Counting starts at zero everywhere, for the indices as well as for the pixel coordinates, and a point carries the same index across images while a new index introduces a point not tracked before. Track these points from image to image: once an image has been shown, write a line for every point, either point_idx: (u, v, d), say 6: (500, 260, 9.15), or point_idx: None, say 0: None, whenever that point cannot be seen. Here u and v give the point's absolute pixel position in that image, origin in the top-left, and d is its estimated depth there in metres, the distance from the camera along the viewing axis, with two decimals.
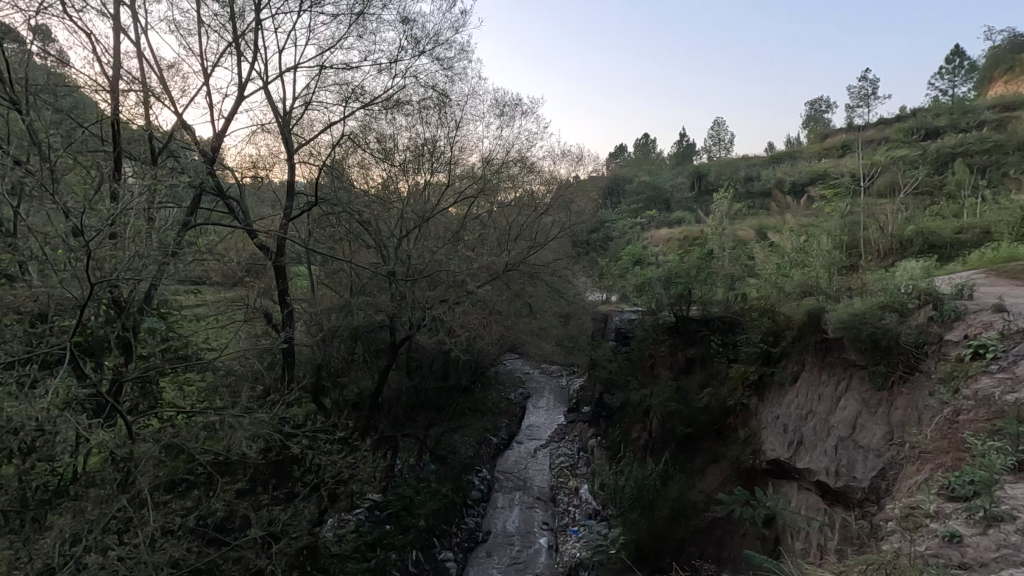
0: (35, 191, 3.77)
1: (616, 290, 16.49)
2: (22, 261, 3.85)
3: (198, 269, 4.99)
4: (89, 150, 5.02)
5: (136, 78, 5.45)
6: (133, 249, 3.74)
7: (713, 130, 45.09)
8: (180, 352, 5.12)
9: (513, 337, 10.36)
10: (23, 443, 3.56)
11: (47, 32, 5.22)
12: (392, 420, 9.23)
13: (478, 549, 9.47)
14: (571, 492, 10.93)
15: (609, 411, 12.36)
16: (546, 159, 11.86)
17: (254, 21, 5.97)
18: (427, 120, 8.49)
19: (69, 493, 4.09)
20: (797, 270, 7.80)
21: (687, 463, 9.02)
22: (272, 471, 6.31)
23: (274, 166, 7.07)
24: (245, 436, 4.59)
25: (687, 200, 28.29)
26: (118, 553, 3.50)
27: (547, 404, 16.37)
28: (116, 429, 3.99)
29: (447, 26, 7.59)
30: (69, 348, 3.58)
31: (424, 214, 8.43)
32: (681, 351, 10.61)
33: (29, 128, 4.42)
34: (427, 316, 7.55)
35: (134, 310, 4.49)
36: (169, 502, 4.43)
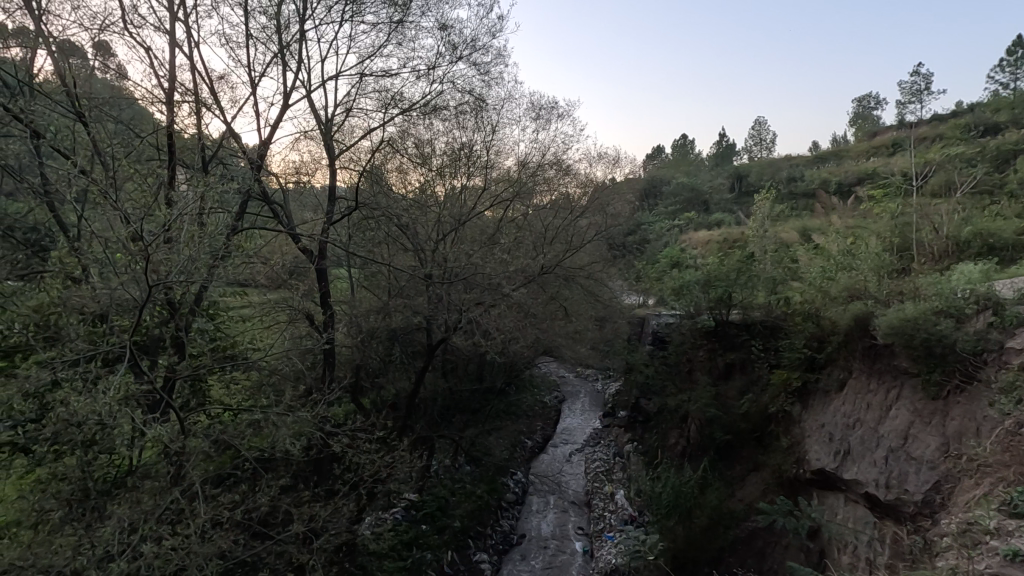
0: (99, 199, 4.02)
1: (653, 293, 16.25)
2: (86, 265, 4.09)
3: (245, 272, 5.19)
4: (145, 160, 5.29)
5: (189, 90, 5.73)
6: (187, 253, 3.92)
7: (754, 130, 43.89)
8: (228, 352, 5.34)
9: (548, 341, 10.35)
10: (86, 436, 3.79)
11: (108, 48, 5.56)
12: (428, 421, 9.36)
13: (513, 551, 9.46)
14: (607, 497, 10.82)
15: (645, 416, 12.18)
16: (582, 162, 11.80)
17: (299, 32, 6.17)
18: (464, 124, 8.58)
19: (126, 485, 4.31)
20: (843, 274, 7.54)
21: (727, 470, 8.80)
22: (313, 469, 6.49)
23: (316, 172, 7.28)
24: (289, 434, 4.74)
25: (727, 201, 27.67)
26: (172, 543, 3.69)
27: (582, 407, 16.28)
28: (171, 424, 4.19)
29: (485, 32, 7.66)
30: (129, 347, 3.79)
31: (460, 217, 8.52)
32: (720, 356, 10.37)
33: (92, 139, 4.69)
34: (463, 319, 7.62)
35: (186, 311, 4.70)
36: (219, 496, 4.62)
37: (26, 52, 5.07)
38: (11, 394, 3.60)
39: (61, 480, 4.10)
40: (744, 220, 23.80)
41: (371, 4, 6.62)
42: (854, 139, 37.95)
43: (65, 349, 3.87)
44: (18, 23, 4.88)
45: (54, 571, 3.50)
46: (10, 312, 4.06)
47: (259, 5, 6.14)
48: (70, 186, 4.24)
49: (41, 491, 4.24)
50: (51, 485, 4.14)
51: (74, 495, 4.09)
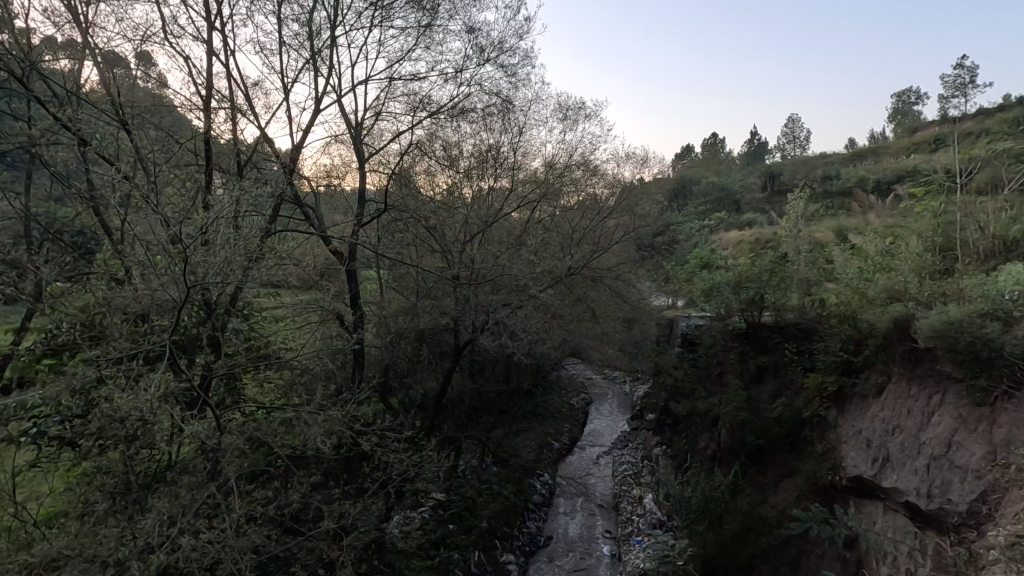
0: (142, 203, 4.18)
1: (682, 294, 16.01)
2: (129, 267, 4.27)
3: (278, 274, 5.32)
4: (184, 165, 5.49)
5: (225, 97, 5.92)
6: (223, 255, 4.05)
7: (786, 127, 42.85)
8: (262, 351, 5.48)
9: (576, 342, 10.30)
10: (127, 432, 3.94)
11: (150, 58, 5.79)
12: (455, 421, 9.41)
13: (540, 553, 9.44)
14: (635, 501, 10.70)
15: (675, 419, 11.99)
16: (610, 162, 11.71)
17: (330, 39, 6.31)
18: (491, 126, 8.62)
19: (165, 479, 4.47)
20: (881, 274, 7.30)
21: (759, 476, 8.60)
22: (343, 467, 6.61)
23: (347, 175, 7.42)
24: (319, 432, 4.84)
25: (759, 200, 27.11)
26: (209, 537, 3.80)
27: (610, 410, 16.15)
28: (207, 420, 4.32)
29: (512, 33, 7.69)
30: (168, 346, 3.93)
31: (487, 219, 8.55)
32: (751, 359, 10.15)
33: (135, 146, 4.89)
34: (490, 320, 7.64)
35: (221, 311, 4.84)
36: (253, 492, 4.74)
37: (74, 63, 5.32)
38: (60, 389, 3.78)
39: (105, 472, 4.28)
40: (776, 220, 23.27)
41: (399, 9, 6.72)
42: (893, 136, 36.71)
43: (108, 347, 4.04)
44: (66, 36, 5.13)
45: (100, 560, 3.66)
46: (58, 312, 4.26)
47: (292, 13, 6.30)
48: (114, 190, 4.43)
49: (87, 484, 4.43)
50: (96, 478, 4.34)
51: (117, 488, 4.26)
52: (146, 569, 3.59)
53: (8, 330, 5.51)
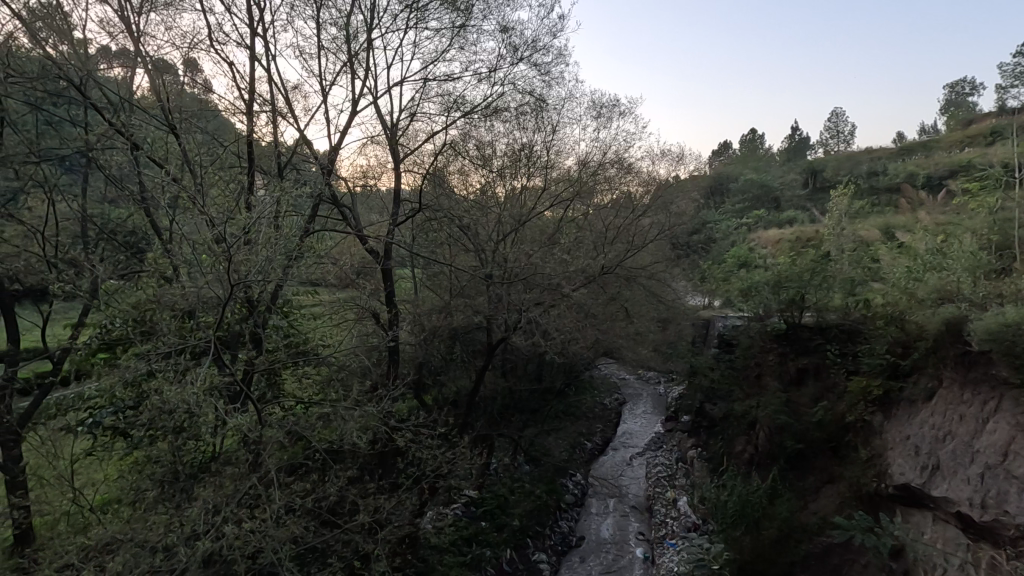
0: (189, 204, 4.37)
1: (719, 294, 15.67)
2: (177, 265, 4.47)
3: (316, 272, 5.47)
4: (227, 168, 5.70)
5: (266, 100, 6.12)
6: (265, 254, 4.19)
7: (830, 122, 41.35)
8: (301, 348, 5.64)
9: (609, 342, 10.21)
10: (174, 423, 4.12)
11: (197, 64, 6.03)
12: (488, 420, 9.47)
13: (572, 553, 9.40)
14: (669, 503, 10.53)
15: (710, 421, 11.75)
16: (645, 159, 11.55)
17: (366, 42, 6.43)
18: (524, 125, 8.62)
19: (210, 470, 4.65)
20: (932, 274, 6.99)
21: (799, 481, 8.35)
22: (378, 462, 6.73)
23: (382, 175, 7.55)
24: (355, 427, 4.94)
25: (800, 198, 26.25)
26: (251, 527, 3.94)
27: (643, 411, 15.94)
28: (249, 414, 4.47)
29: (545, 32, 7.68)
30: (212, 342, 4.09)
31: (520, 218, 8.55)
32: (792, 361, 9.85)
33: (182, 150, 5.11)
34: (523, 319, 7.65)
35: (263, 309, 5.00)
36: (292, 484, 4.88)
37: (127, 71, 5.61)
38: (114, 381, 3.98)
39: (155, 462, 4.48)
40: (818, 218, 22.51)
41: (433, 11, 6.79)
42: (946, 128, 35.00)
43: (157, 342, 4.23)
44: (120, 45, 5.41)
45: (150, 545, 3.84)
46: (113, 309, 4.48)
47: (330, 17, 6.44)
48: (164, 192, 4.64)
49: (138, 472, 4.66)
50: (147, 467, 4.55)
51: (166, 477, 4.46)
52: (192, 555, 3.75)
53: (67, 325, 5.85)
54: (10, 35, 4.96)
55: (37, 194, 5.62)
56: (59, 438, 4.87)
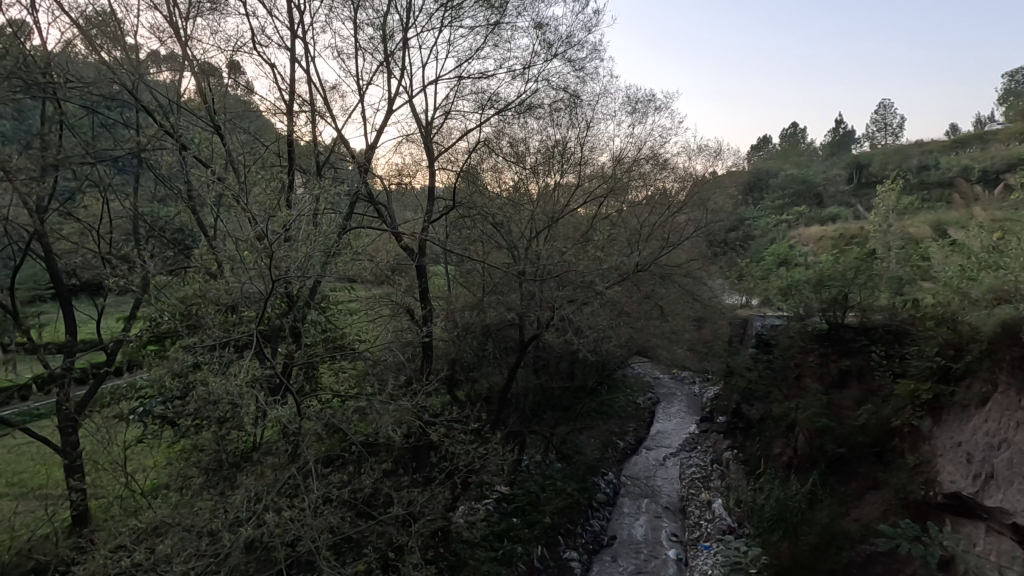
0: (233, 202, 4.53)
1: (757, 292, 15.26)
2: (222, 261, 4.64)
3: (352, 269, 5.58)
4: (269, 167, 5.88)
5: (306, 100, 6.29)
6: (305, 251, 4.32)
7: (877, 113, 39.65)
8: (338, 342, 5.77)
9: (642, 341, 10.08)
10: (219, 414, 4.28)
11: (240, 67, 6.25)
12: (520, 416, 9.49)
13: (604, 552, 9.35)
14: (703, 505, 10.35)
15: (747, 422, 11.47)
16: (681, 154, 11.33)
17: (402, 42, 6.52)
18: (558, 122, 8.58)
19: (252, 459, 4.82)
20: (987, 273, 6.66)
21: (840, 486, 8.07)
22: (412, 455, 6.83)
23: (417, 173, 7.64)
24: (390, 421, 5.04)
25: (845, 193, 25.28)
26: (291, 515, 4.06)
27: (677, 411, 15.68)
28: (289, 406, 4.60)
29: (580, 28, 7.61)
30: (255, 336, 4.24)
31: (553, 215, 8.52)
32: (834, 362, 9.54)
33: (226, 150, 5.30)
34: (556, 316, 7.63)
35: (302, 304, 5.14)
36: (329, 475, 5.00)
37: (174, 74, 5.83)
38: (163, 372, 4.17)
39: (200, 450, 4.67)
40: (863, 213, 21.64)
41: (469, 9, 6.83)
42: (1004, 119, 33.16)
43: (203, 335, 4.40)
44: (169, 50, 5.66)
45: (196, 529, 4.00)
46: (162, 303, 4.69)
47: (367, 17, 6.55)
48: (209, 191, 4.83)
49: (185, 460, 4.87)
50: (193, 455, 4.74)
51: (210, 465, 4.64)
52: (236, 541, 3.89)
53: (120, 318, 6.16)
54: (69, 42, 5.24)
55: (93, 193, 5.92)
56: (113, 425, 5.13)
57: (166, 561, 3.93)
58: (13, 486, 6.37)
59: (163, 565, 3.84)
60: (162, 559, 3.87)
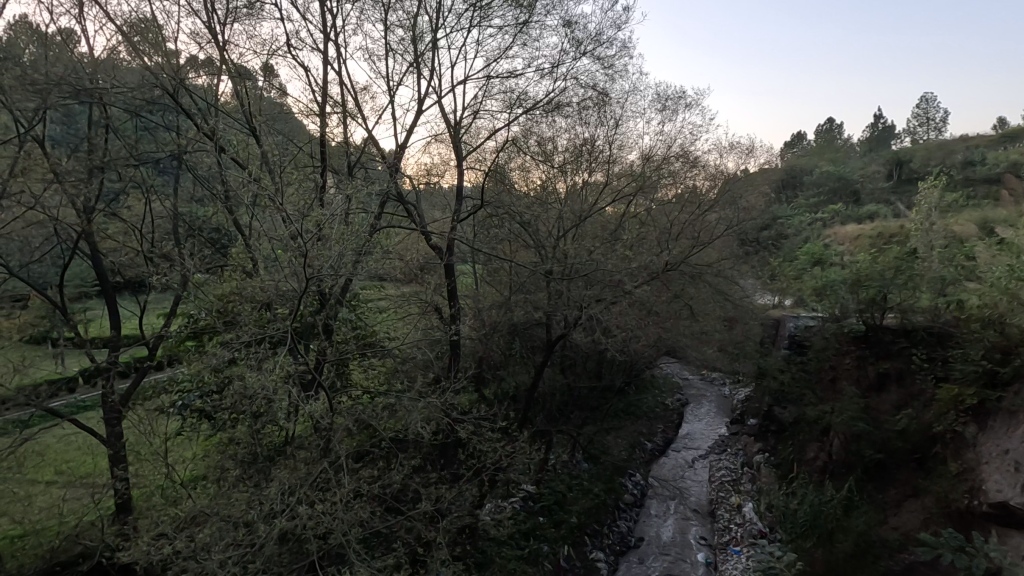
0: (269, 203, 4.65)
1: (791, 293, 14.90)
2: (257, 260, 4.77)
3: (382, 267, 5.66)
4: (302, 167, 6.01)
5: (338, 102, 6.41)
6: (337, 250, 4.42)
7: (919, 107, 38.18)
8: (368, 340, 5.87)
9: (671, 341, 9.97)
10: (254, 408, 4.41)
11: (274, 70, 6.41)
12: (547, 416, 9.48)
13: (631, 553, 9.27)
14: (733, 509, 10.16)
15: (779, 425, 11.22)
16: (712, 152, 11.14)
17: (432, 42, 6.58)
18: (587, 120, 8.54)
19: (285, 453, 4.94)
20: None
21: (878, 493, 7.83)
22: (440, 452, 6.89)
23: (446, 173, 7.71)
24: (419, 417, 5.11)
25: (884, 190, 24.45)
26: (323, 508, 4.14)
27: (707, 413, 15.41)
28: (321, 402, 4.70)
29: (609, 24, 7.55)
30: (289, 333, 4.35)
31: (581, 213, 8.48)
32: (871, 365, 9.25)
33: (261, 151, 5.45)
34: (583, 315, 7.60)
35: (334, 302, 5.25)
36: (360, 470, 5.09)
37: (211, 78, 6.02)
38: (202, 367, 4.32)
39: (237, 443, 4.82)
40: (904, 212, 20.90)
41: (498, 9, 6.85)
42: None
43: (239, 332, 4.52)
44: (207, 55, 5.86)
45: (233, 520, 4.12)
46: (201, 300, 4.85)
47: (398, 19, 6.63)
48: (246, 191, 4.97)
49: (222, 453, 5.02)
50: (230, 448, 4.89)
51: (246, 458, 4.78)
52: (271, 532, 4.00)
53: (160, 314, 6.39)
54: (113, 49, 5.48)
55: (136, 194, 6.16)
56: (154, 417, 5.33)
57: (204, 549, 4.06)
58: (63, 474, 6.69)
59: (202, 553, 3.97)
60: (200, 548, 4.00)
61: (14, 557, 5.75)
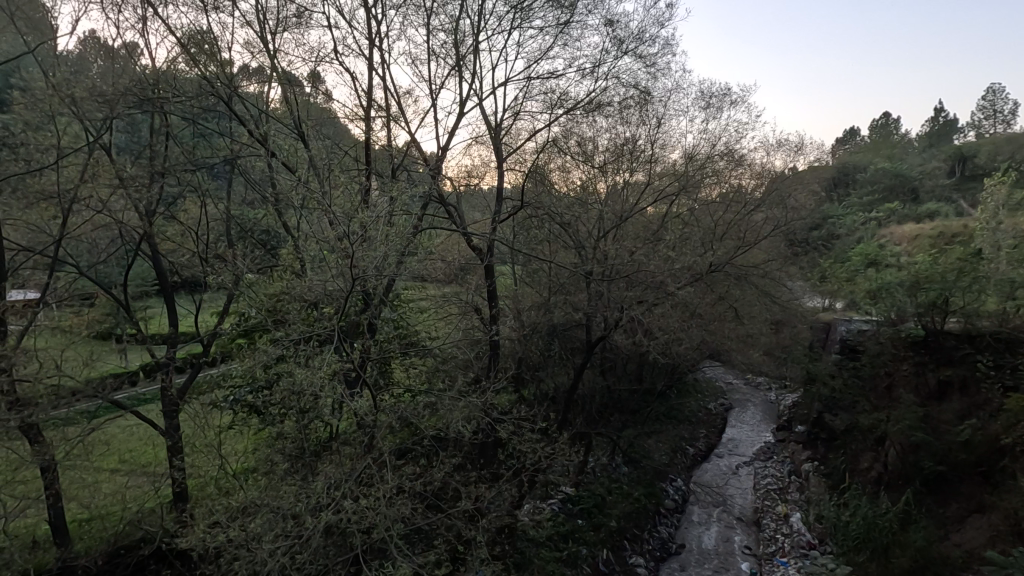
0: (317, 205, 4.81)
1: (842, 295, 14.32)
2: (305, 261, 4.94)
3: (424, 268, 5.75)
4: (348, 170, 6.18)
5: (382, 106, 6.56)
6: (382, 251, 4.54)
7: (984, 99, 35.98)
8: (410, 340, 5.96)
9: (715, 344, 9.74)
10: (302, 404, 4.55)
11: (321, 76, 6.60)
12: (586, 417, 9.41)
13: (672, 560, 9.07)
14: (780, 518, 9.80)
15: (830, 433, 10.78)
16: (758, 150, 10.82)
17: (473, 45, 6.64)
18: (628, 119, 8.43)
19: (330, 449, 5.07)
20: None
21: (938, 507, 7.41)
22: (480, 451, 6.92)
23: (486, 174, 7.76)
24: (460, 416, 5.18)
25: (945, 187, 23.13)
26: (367, 503, 4.23)
27: (752, 419, 14.93)
28: (365, 399, 4.81)
29: (652, 22, 7.43)
30: (336, 331, 4.48)
31: (622, 214, 8.39)
32: (931, 372, 8.79)
33: (309, 156, 5.64)
34: (625, 317, 7.52)
35: (377, 303, 5.36)
36: (402, 467, 5.17)
37: (262, 86, 6.26)
38: (253, 363, 4.50)
39: (284, 437, 4.98)
40: (968, 210, 19.74)
41: (539, 10, 6.85)
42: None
43: (288, 330, 4.67)
44: (259, 64, 6.10)
45: (282, 511, 4.26)
46: (253, 299, 5.05)
47: (440, 23, 6.72)
48: (295, 194, 5.14)
49: (271, 446, 5.21)
50: (278, 442, 5.06)
51: (294, 452, 4.94)
52: (317, 525, 4.11)
53: (214, 312, 6.68)
54: (173, 60, 5.77)
55: (192, 198, 6.48)
56: (207, 411, 5.57)
57: (255, 539, 4.21)
58: (125, 462, 7.08)
59: (252, 543, 4.12)
60: (251, 537, 4.15)
61: (82, 539, 6.12)
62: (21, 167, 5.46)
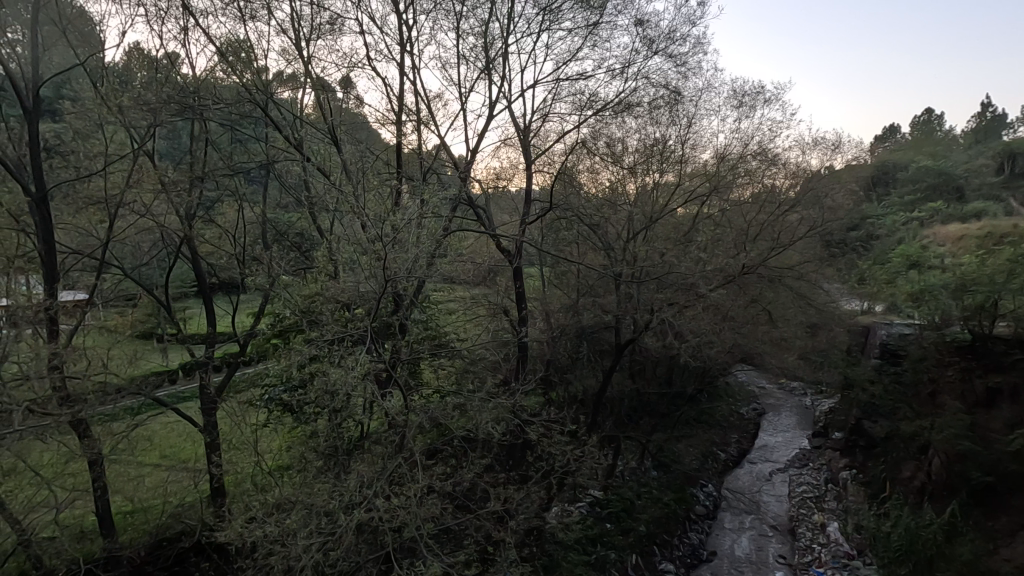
0: (351, 209, 4.91)
1: (883, 298, 13.82)
2: (338, 264, 5.04)
3: (454, 269, 5.80)
4: (379, 174, 6.28)
5: (412, 110, 6.65)
6: (414, 253, 4.62)
7: None
8: (440, 341, 6.02)
9: (749, 347, 9.54)
10: (335, 403, 4.63)
11: (352, 82, 6.72)
12: (614, 420, 9.32)
13: (704, 567, 8.90)
14: (816, 527, 9.51)
15: (869, 440, 10.43)
16: (794, 149, 10.56)
17: (503, 47, 6.67)
18: (658, 120, 8.33)
19: (362, 447, 5.15)
20: None
21: (987, 520, 7.11)
22: (508, 452, 6.93)
23: (515, 176, 7.78)
24: (489, 417, 5.19)
25: (992, 185, 22.04)
26: (398, 502, 4.28)
27: (786, 425, 14.55)
28: (396, 400, 4.87)
29: (683, 21, 7.34)
30: (368, 332, 4.55)
31: (652, 215, 8.30)
32: (979, 378, 8.43)
33: (341, 160, 5.77)
34: (655, 320, 7.44)
35: (407, 305, 5.41)
36: (432, 467, 5.21)
37: (297, 93, 6.41)
38: (288, 362, 4.61)
39: (318, 435, 5.08)
40: (1018, 210, 18.79)
41: (568, 11, 6.84)
42: None
43: (322, 330, 4.76)
44: (293, 70, 6.24)
45: (315, 508, 4.34)
46: (288, 299, 5.17)
47: (469, 27, 6.76)
48: (329, 198, 5.26)
49: (305, 444, 5.32)
50: (313, 439, 5.16)
51: (327, 450, 5.03)
52: (349, 523, 4.17)
53: (250, 313, 6.87)
54: (212, 68, 5.96)
55: (229, 203, 6.67)
56: (244, 408, 5.73)
57: (289, 535, 4.30)
58: (166, 457, 7.33)
59: (287, 538, 4.22)
60: (286, 533, 4.25)
61: (127, 531, 6.35)
62: (71, 173, 5.70)
